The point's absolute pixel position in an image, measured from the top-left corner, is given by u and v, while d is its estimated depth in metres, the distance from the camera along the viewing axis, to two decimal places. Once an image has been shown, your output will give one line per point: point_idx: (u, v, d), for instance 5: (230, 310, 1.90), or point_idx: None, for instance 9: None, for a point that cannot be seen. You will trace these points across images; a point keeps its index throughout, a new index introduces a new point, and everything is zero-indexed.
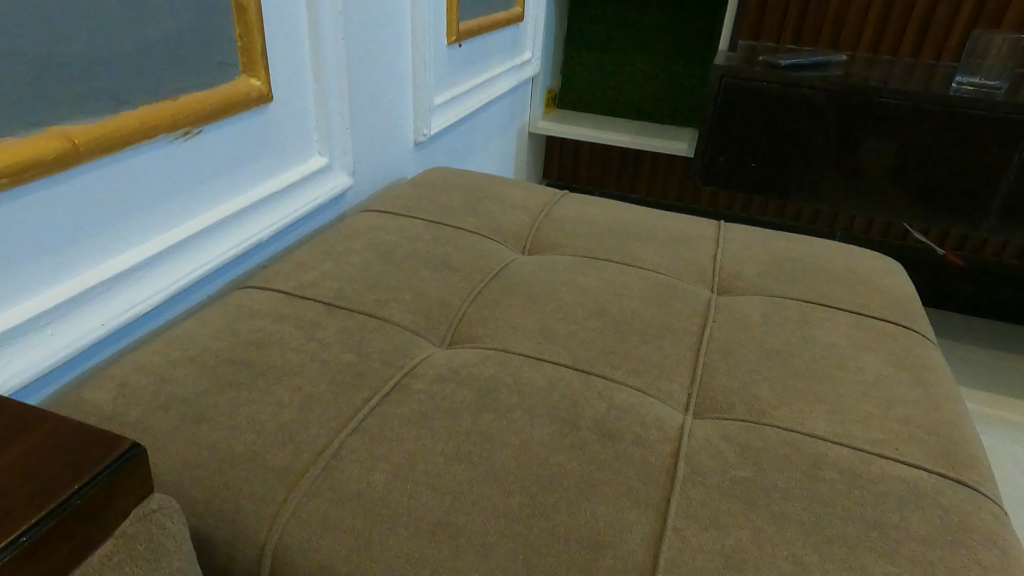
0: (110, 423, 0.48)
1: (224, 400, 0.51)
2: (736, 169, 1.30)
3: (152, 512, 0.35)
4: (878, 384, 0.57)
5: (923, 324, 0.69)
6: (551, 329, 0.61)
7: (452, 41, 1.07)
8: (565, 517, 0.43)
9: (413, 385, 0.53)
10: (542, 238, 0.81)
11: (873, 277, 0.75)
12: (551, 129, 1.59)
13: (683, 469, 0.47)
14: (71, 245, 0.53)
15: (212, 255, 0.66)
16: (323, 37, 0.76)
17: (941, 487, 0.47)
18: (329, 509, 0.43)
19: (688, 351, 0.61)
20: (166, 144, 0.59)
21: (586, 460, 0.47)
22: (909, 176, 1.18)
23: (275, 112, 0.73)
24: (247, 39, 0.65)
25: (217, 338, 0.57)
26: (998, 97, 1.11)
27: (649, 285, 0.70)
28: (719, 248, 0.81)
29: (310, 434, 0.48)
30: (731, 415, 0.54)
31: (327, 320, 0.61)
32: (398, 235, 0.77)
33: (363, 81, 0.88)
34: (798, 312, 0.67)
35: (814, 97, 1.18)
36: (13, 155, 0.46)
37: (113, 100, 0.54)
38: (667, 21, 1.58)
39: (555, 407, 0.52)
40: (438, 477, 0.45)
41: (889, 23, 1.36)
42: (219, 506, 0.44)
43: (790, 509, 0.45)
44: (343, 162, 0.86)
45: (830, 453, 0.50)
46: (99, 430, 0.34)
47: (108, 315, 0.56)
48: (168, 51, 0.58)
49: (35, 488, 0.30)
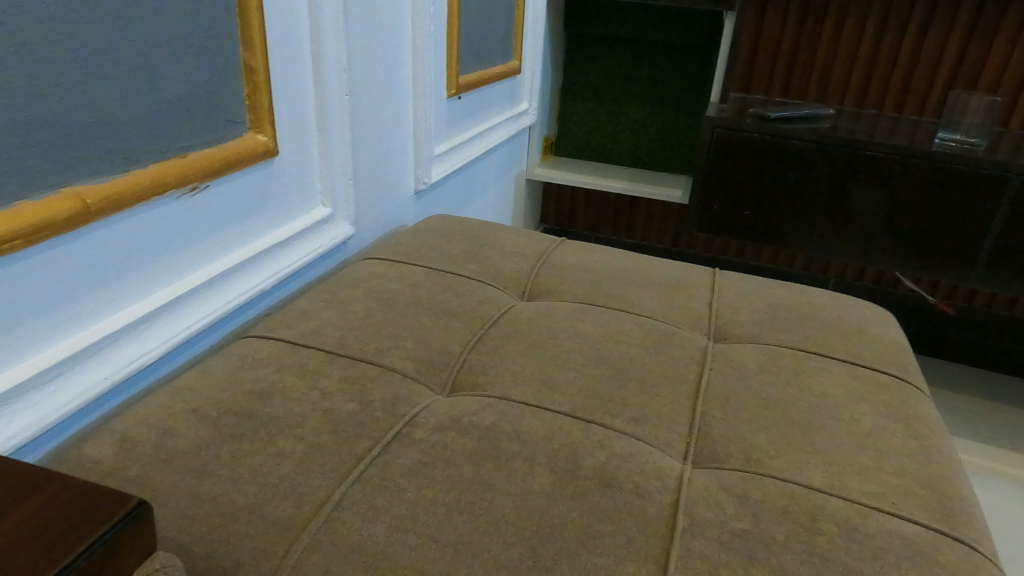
0: (111, 477, 0.48)
1: (226, 452, 0.51)
2: (729, 218, 1.32)
3: (154, 571, 0.35)
4: (873, 434, 0.58)
5: (916, 374, 0.70)
6: (550, 376, 0.62)
7: (452, 94, 1.11)
8: (566, 570, 0.43)
9: (414, 433, 0.54)
10: (541, 284, 0.83)
11: (866, 325, 0.77)
12: (547, 176, 1.63)
13: (682, 521, 0.47)
14: (78, 299, 0.54)
15: (216, 305, 0.67)
16: (327, 93, 0.78)
17: (938, 543, 0.48)
18: (330, 562, 0.43)
19: (686, 399, 0.61)
20: (174, 200, 0.61)
21: (586, 511, 0.47)
22: (897, 224, 1.21)
23: (280, 165, 0.75)
24: (255, 97, 0.67)
25: (220, 389, 0.57)
26: (980, 154, 1.15)
27: (646, 332, 0.71)
28: (714, 295, 0.82)
29: (312, 485, 0.48)
30: (730, 465, 0.54)
31: (329, 369, 0.61)
32: (399, 282, 0.78)
33: (365, 133, 0.90)
34: (793, 361, 0.68)
35: (803, 149, 1.21)
36: (26, 216, 0.48)
37: (126, 159, 0.55)
38: (659, 73, 1.62)
39: (554, 457, 0.52)
40: (439, 529, 0.45)
41: (874, 77, 1.40)
42: (219, 562, 0.44)
43: (790, 563, 0.45)
44: (346, 211, 0.88)
45: (827, 505, 0.50)
46: (106, 489, 0.34)
47: (113, 368, 0.57)
48: (178, 111, 0.60)
49: (41, 552, 0.30)
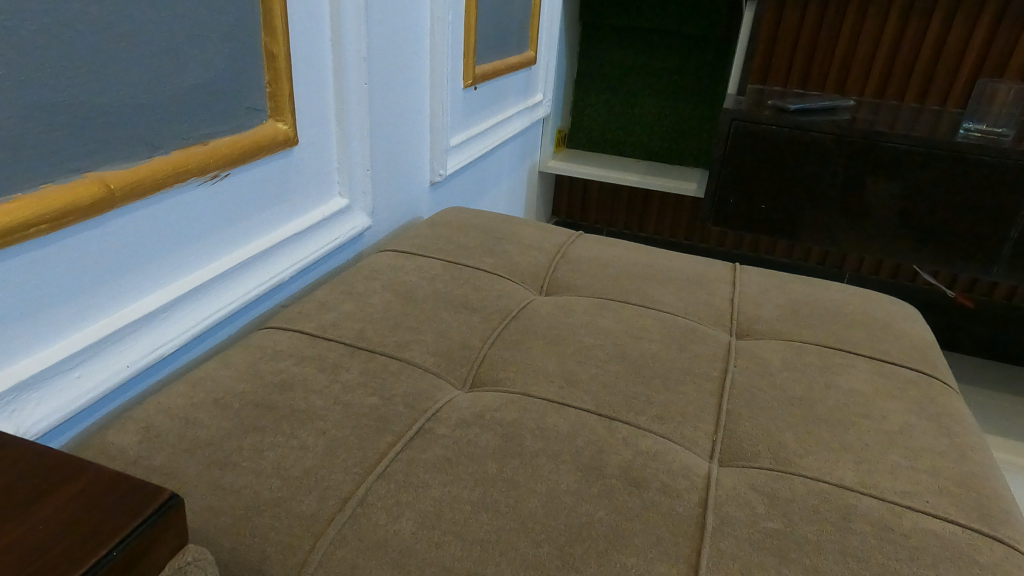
0: (134, 468, 0.48)
1: (249, 445, 0.50)
2: (747, 211, 1.30)
3: (188, 564, 0.34)
4: (903, 432, 0.57)
5: (944, 370, 0.69)
6: (573, 372, 0.61)
7: (468, 84, 1.09)
8: (596, 569, 0.42)
9: (437, 429, 0.53)
10: (559, 279, 0.82)
11: (891, 322, 0.75)
12: (560, 169, 1.61)
13: (712, 520, 0.47)
14: (101, 286, 0.54)
15: (236, 295, 0.67)
16: (347, 82, 0.77)
17: (975, 543, 0.47)
18: (356, 558, 0.43)
19: (711, 397, 0.60)
20: (196, 188, 0.60)
21: (614, 509, 0.47)
22: (918, 219, 1.19)
23: (299, 155, 0.74)
24: (276, 85, 0.67)
25: (241, 380, 0.57)
26: (1005, 144, 1.13)
27: (668, 329, 0.70)
28: (736, 290, 0.81)
29: (336, 480, 0.48)
30: (757, 463, 0.53)
31: (350, 362, 0.61)
32: (418, 275, 0.77)
33: (383, 123, 0.89)
34: (818, 358, 0.67)
35: (823, 141, 1.20)
36: (50, 201, 0.47)
37: (148, 145, 0.55)
38: (676, 64, 1.61)
39: (580, 453, 0.51)
40: (466, 526, 0.45)
41: (894, 69, 1.38)
42: (244, 555, 0.43)
43: (824, 563, 0.44)
44: (363, 202, 0.87)
45: (859, 505, 0.49)
46: (137, 481, 0.33)
47: (133, 356, 0.57)
48: (200, 97, 0.59)
49: (73, 545, 0.30)
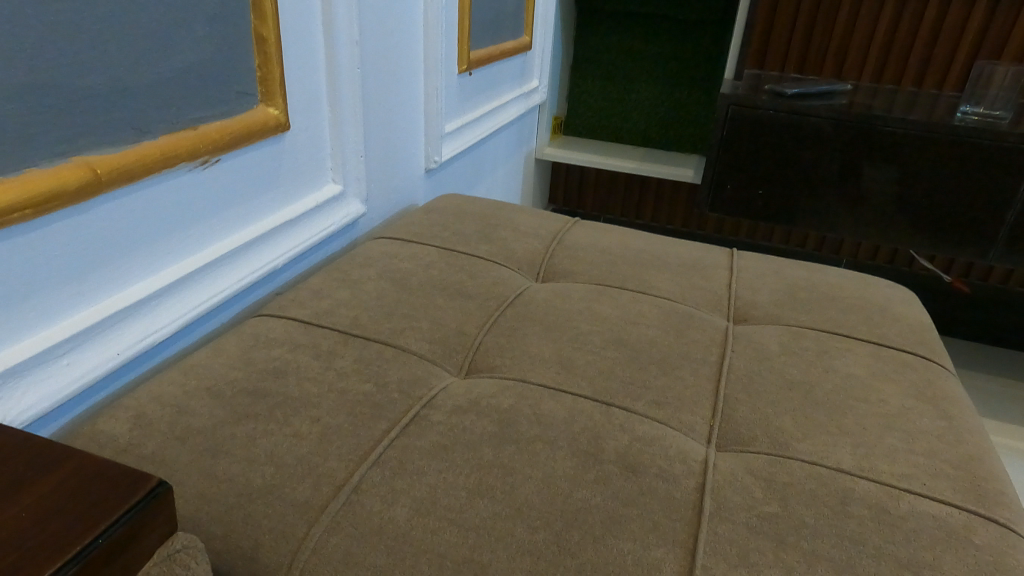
0: (125, 456, 0.47)
1: (242, 432, 0.50)
2: (744, 197, 1.30)
3: (176, 551, 0.34)
4: (901, 416, 0.57)
5: (941, 354, 0.68)
6: (569, 358, 0.61)
7: (463, 70, 1.08)
8: (592, 554, 0.42)
9: (432, 416, 0.53)
10: (555, 265, 0.81)
11: (889, 306, 0.75)
12: (556, 156, 1.60)
13: (709, 505, 0.46)
14: (89, 273, 0.53)
15: (228, 282, 0.66)
16: (339, 67, 0.76)
17: (973, 525, 0.47)
18: (350, 545, 0.42)
19: (708, 382, 0.60)
20: (186, 173, 0.59)
21: (610, 495, 0.46)
22: (915, 203, 1.18)
23: (291, 141, 0.73)
24: (266, 69, 0.66)
25: (234, 368, 0.56)
26: (1004, 127, 1.12)
27: (665, 314, 0.69)
28: (733, 276, 0.80)
29: (330, 467, 0.47)
30: (755, 448, 0.53)
31: (344, 349, 0.60)
32: (413, 262, 0.77)
33: (376, 108, 0.88)
34: (816, 343, 0.67)
35: (821, 126, 1.19)
36: (35, 185, 0.46)
37: (135, 130, 0.54)
38: (672, 49, 1.59)
39: (576, 439, 0.51)
40: (461, 513, 0.44)
41: (892, 53, 1.37)
42: (237, 542, 0.43)
43: (821, 547, 0.44)
44: (357, 189, 0.86)
45: (857, 488, 0.49)
46: (124, 468, 0.33)
47: (124, 344, 0.56)
48: (189, 81, 0.58)
49: (58, 532, 0.29)
